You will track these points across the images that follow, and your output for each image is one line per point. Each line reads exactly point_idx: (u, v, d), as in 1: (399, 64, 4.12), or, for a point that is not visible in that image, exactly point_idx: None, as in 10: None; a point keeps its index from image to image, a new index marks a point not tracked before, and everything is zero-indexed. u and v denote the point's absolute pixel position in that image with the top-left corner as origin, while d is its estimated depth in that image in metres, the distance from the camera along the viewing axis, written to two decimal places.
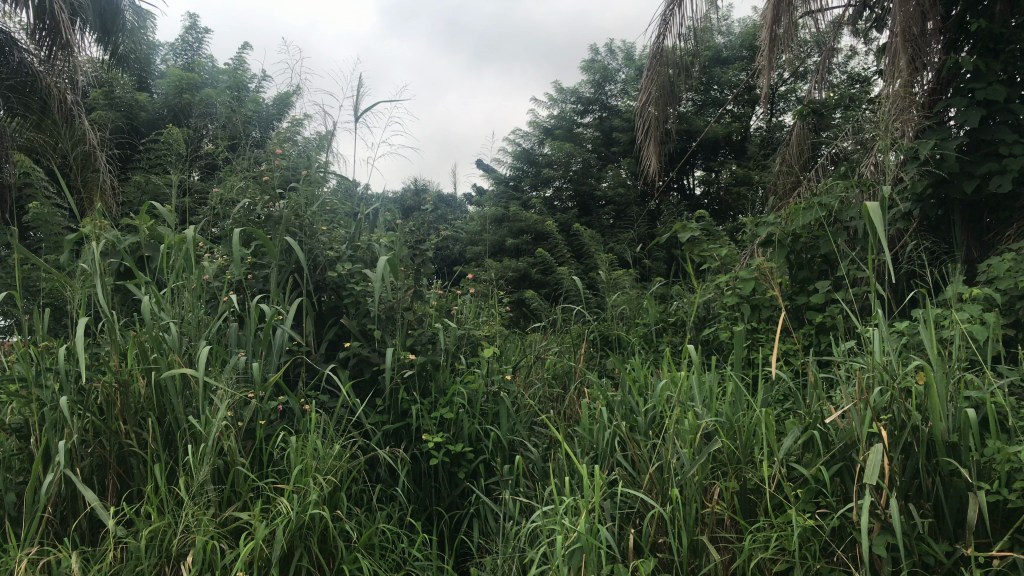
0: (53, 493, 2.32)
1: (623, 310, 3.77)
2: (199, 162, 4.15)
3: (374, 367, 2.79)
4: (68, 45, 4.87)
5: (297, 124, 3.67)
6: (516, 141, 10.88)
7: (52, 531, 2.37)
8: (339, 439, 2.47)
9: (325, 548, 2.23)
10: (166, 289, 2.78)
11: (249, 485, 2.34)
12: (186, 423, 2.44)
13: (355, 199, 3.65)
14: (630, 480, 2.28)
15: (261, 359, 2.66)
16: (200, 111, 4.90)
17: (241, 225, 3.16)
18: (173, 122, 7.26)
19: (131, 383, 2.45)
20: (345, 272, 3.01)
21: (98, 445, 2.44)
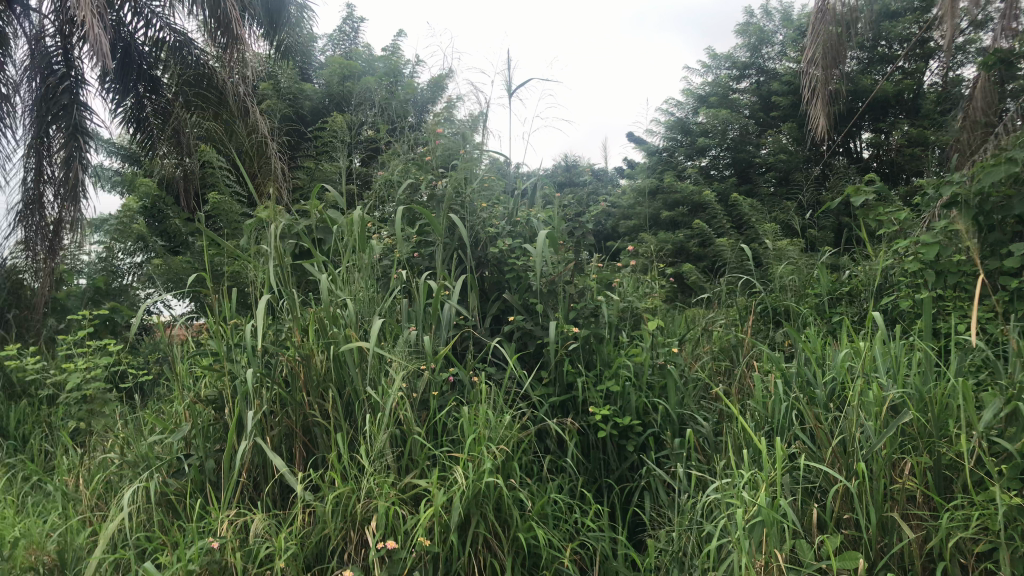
0: (247, 459, 2.49)
1: (792, 279, 3.61)
2: (363, 146, 4.28)
3: (539, 340, 2.81)
4: (238, 41, 5.12)
5: (454, 105, 3.71)
6: (669, 110, 10.66)
7: (248, 495, 2.54)
8: (509, 410, 2.51)
9: (501, 517, 2.27)
10: (340, 267, 2.91)
11: (426, 454, 2.42)
12: (364, 394, 2.55)
13: (513, 175, 3.66)
14: (811, 453, 2.18)
15: (432, 333, 2.73)
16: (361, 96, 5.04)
17: (406, 205, 3.25)
18: (336, 110, 7.55)
19: (312, 356, 2.59)
20: (506, 248, 3.03)
21: (285, 415, 2.59)
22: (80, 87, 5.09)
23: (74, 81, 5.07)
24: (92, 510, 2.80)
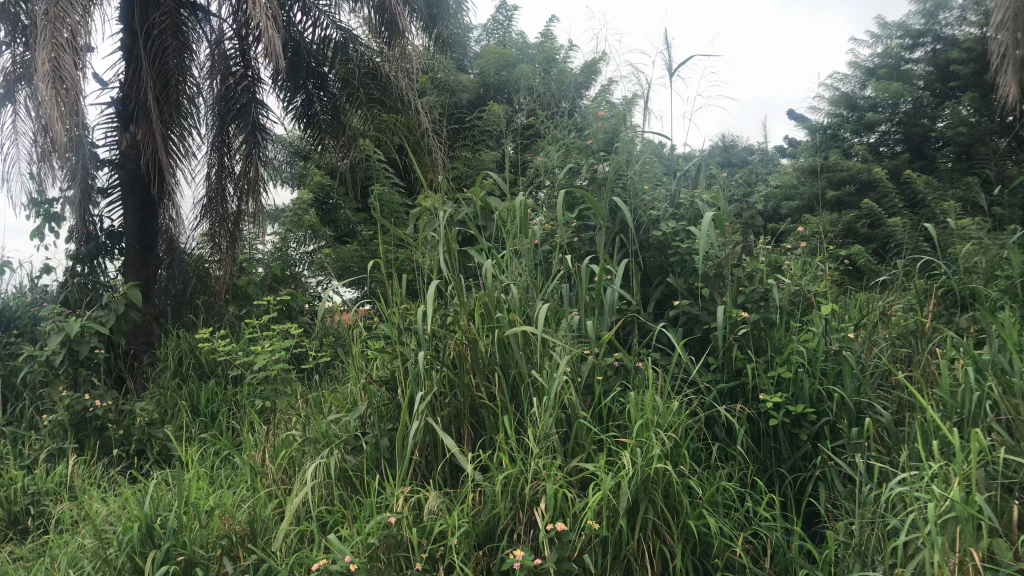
0: (419, 439, 2.59)
1: (980, 260, 3.36)
2: (522, 132, 4.32)
3: (705, 325, 2.75)
4: (402, 35, 5.27)
5: (613, 88, 3.68)
6: (834, 84, 10.15)
7: (420, 472, 2.65)
8: (676, 396, 2.47)
9: (670, 503, 2.25)
10: (503, 253, 2.95)
11: (592, 438, 2.43)
12: (529, 377, 2.58)
13: (675, 156, 3.59)
14: (1009, 448, 2.03)
15: (595, 317, 2.72)
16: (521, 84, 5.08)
17: (567, 190, 3.26)
18: (492, 98, 7.65)
19: (478, 340, 2.65)
20: (669, 230, 2.98)
21: (454, 397, 2.67)
22: (258, 86, 5.35)
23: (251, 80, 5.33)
24: (278, 483, 3.00)
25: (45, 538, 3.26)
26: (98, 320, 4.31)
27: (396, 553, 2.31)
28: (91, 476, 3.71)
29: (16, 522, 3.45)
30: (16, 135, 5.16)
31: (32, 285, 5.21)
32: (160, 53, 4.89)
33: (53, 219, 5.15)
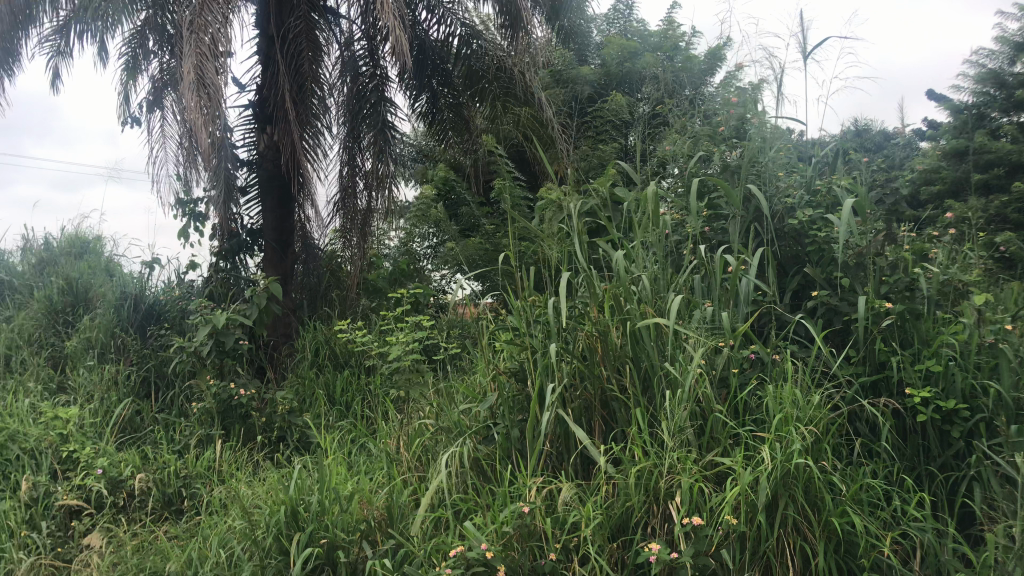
0: (550, 430, 2.61)
1: None
2: (648, 121, 4.27)
3: (846, 317, 2.65)
4: (525, 29, 5.29)
5: (743, 73, 3.59)
6: (977, 61, 9.59)
7: (552, 464, 2.67)
8: (816, 390, 2.40)
9: (811, 499, 2.18)
10: (633, 244, 2.93)
11: (728, 432, 2.38)
12: (662, 370, 2.55)
13: (809, 142, 3.47)
14: None
15: (729, 308, 2.67)
16: (649, 73, 5.01)
17: (698, 179, 3.20)
18: (615, 89, 7.59)
19: (609, 332, 2.65)
20: (806, 219, 2.89)
21: (584, 388, 2.66)
22: (386, 85, 5.48)
23: (380, 80, 5.47)
24: (412, 471, 3.09)
25: (197, 519, 3.46)
26: (241, 312, 4.54)
27: (530, 542, 2.34)
28: (238, 461, 3.91)
29: (170, 503, 3.68)
30: (163, 139, 5.47)
31: (180, 280, 5.54)
32: (294, 56, 5.08)
33: (197, 218, 5.45)
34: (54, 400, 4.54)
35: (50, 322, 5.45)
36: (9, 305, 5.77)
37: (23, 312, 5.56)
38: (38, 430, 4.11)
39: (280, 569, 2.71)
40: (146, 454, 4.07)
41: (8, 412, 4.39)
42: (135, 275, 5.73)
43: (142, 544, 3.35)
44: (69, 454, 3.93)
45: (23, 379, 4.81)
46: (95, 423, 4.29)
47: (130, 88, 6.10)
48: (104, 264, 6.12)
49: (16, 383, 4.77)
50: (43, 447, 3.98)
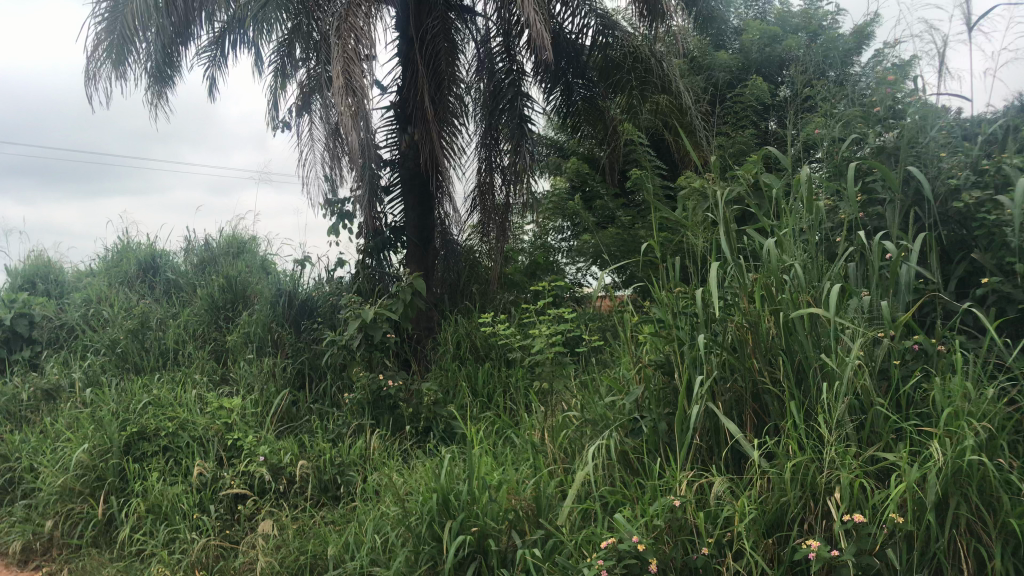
0: (700, 423, 2.58)
1: None
2: (794, 104, 4.11)
3: (1021, 305, 2.47)
4: (663, 16, 5.19)
5: (900, 49, 3.40)
6: None
7: (701, 458, 2.64)
8: (989, 383, 2.25)
9: (987, 499, 2.05)
10: (783, 232, 2.84)
11: (891, 426, 2.28)
12: (818, 361, 2.46)
13: (974, 118, 3.27)
14: None
15: (890, 298, 2.54)
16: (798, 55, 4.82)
17: (852, 163, 3.06)
18: (756, 74, 7.31)
19: (760, 322, 2.58)
20: (973, 201, 2.71)
21: (734, 381, 2.61)
22: (522, 80, 5.52)
23: (516, 75, 5.51)
24: (558, 461, 3.12)
25: (352, 505, 3.62)
26: (388, 308, 4.69)
27: (682, 537, 2.32)
28: (388, 450, 4.06)
29: (326, 489, 3.86)
30: (312, 142, 5.73)
31: (329, 277, 5.79)
32: (433, 56, 5.19)
33: (344, 217, 5.67)
34: (219, 391, 4.84)
35: (212, 318, 5.81)
36: (176, 302, 6.19)
37: (189, 309, 5.95)
38: (206, 419, 4.39)
39: (434, 555, 2.80)
40: (303, 442, 4.28)
41: (178, 402, 4.71)
42: (287, 273, 6.03)
43: (303, 528, 3.54)
44: (234, 442, 4.19)
45: (191, 372, 5.15)
46: (257, 413, 4.55)
47: (280, 94, 6.41)
48: (259, 263, 6.46)
49: (186, 375, 5.12)
50: (210, 435, 4.26)
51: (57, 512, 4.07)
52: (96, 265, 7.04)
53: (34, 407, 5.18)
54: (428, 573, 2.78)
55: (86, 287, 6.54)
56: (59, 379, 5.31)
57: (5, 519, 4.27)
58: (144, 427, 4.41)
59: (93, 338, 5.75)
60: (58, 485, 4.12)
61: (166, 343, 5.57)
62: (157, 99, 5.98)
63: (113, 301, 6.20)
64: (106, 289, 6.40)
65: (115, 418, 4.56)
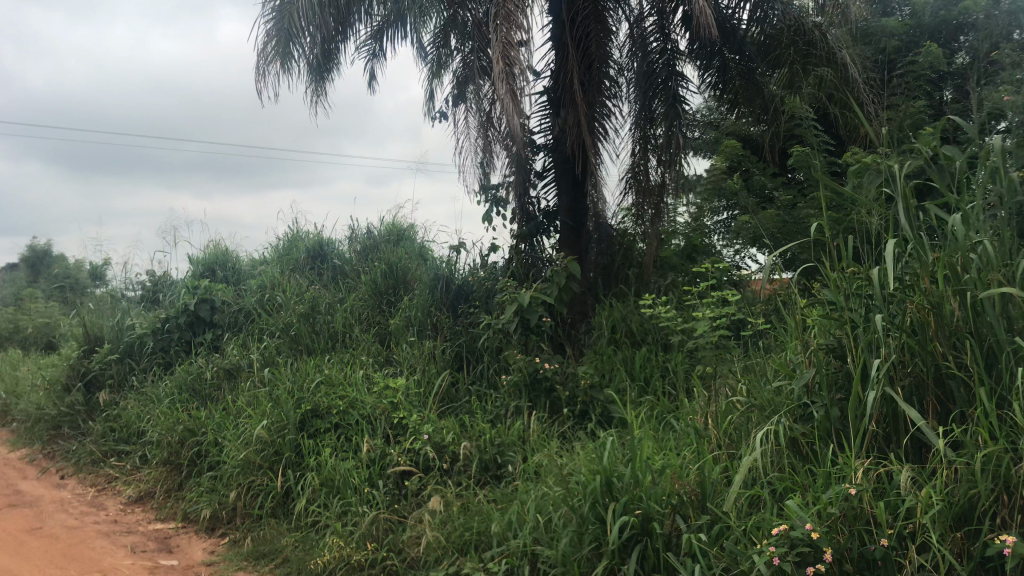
0: (877, 410, 2.46)
1: None
2: (979, 67, 3.80)
3: None
4: None
5: None
6: None
7: (879, 446, 2.52)
8: None
9: None
10: (969, 206, 2.64)
11: None
12: (1011, 346, 2.29)
13: None
14: None
15: None
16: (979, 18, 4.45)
17: None
18: (930, 39, 6.76)
19: (944, 304, 2.42)
20: None
21: (915, 366, 2.47)
22: (676, 59, 5.41)
23: (670, 54, 5.40)
24: (722, 447, 3.07)
25: (513, 485, 3.69)
26: (543, 291, 4.74)
27: (859, 527, 2.23)
28: (546, 432, 4.11)
29: (487, 469, 3.96)
30: (466, 130, 5.84)
31: (483, 263, 5.90)
32: (585, 39, 5.18)
33: (497, 204, 5.76)
34: (383, 372, 5.05)
35: (376, 303, 6.06)
36: (342, 288, 6.48)
37: (353, 294, 6.23)
38: (373, 399, 4.59)
39: (598, 536, 2.82)
40: (464, 423, 4.40)
41: (347, 382, 4.95)
42: (445, 258, 6.20)
43: (467, 505, 3.64)
44: (399, 420, 4.35)
45: (357, 354, 5.40)
46: (420, 393, 4.71)
47: (435, 85, 6.58)
48: (418, 249, 6.66)
49: (353, 357, 5.36)
50: (377, 413, 4.44)
51: (241, 483, 4.37)
52: (269, 254, 7.47)
53: (217, 385, 5.57)
54: (592, 554, 2.80)
55: (261, 274, 6.96)
56: (239, 359, 5.68)
57: (196, 488, 4.63)
58: (316, 406, 4.66)
59: (268, 322, 6.11)
60: (241, 458, 4.42)
61: (334, 327, 5.85)
62: (317, 94, 6.26)
63: (285, 287, 6.56)
64: (278, 276, 6.78)
65: (291, 397, 4.84)
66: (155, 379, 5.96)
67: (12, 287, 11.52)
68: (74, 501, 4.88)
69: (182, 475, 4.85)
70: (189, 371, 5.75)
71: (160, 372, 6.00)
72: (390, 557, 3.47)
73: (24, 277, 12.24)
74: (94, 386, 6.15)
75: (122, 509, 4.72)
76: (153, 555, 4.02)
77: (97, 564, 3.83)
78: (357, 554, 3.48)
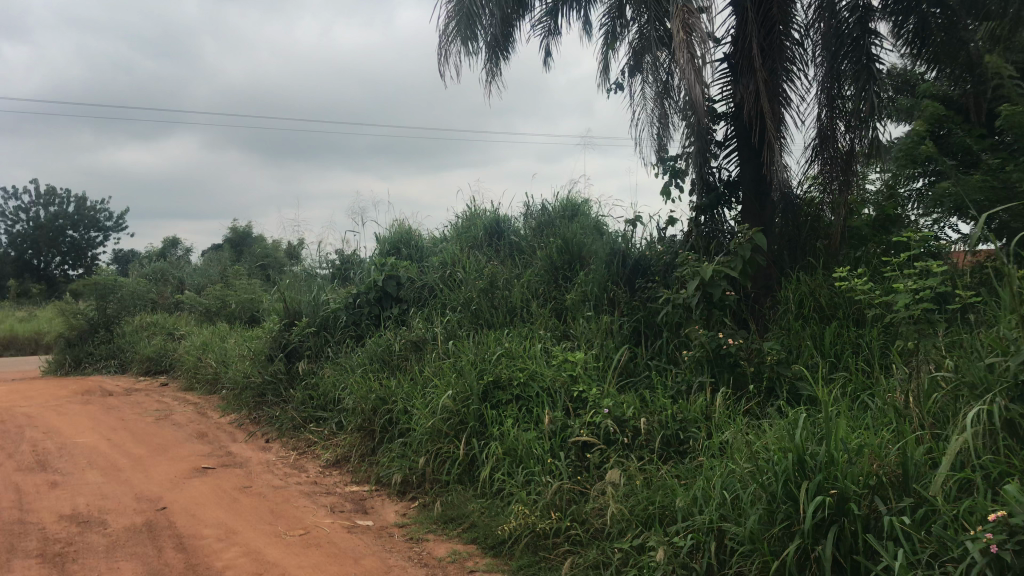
0: None
1: None
2: None
3: None
4: None
5: None
6: None
7: None
8: None
9: None
10: None
11: None
12: None
13: None
14: None
15: None
16: None
17: None
18: None
19: None
20: None
21: None
22: (870, 15, 5.07)
23: (862, 11, 5.07)
24: (926, 427, 2.90)
25: (697, 462, 3.65)
26: (727, 264, 4.62)
27: None
28: (729, 409, 4.03)
29: (669, 444, 3.93)
30: (643, 101, 5.75)
31: (660, 237, 5.83)
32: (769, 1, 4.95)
33: (676, 175, 5.66)
34: (562, 346, 5.11)
35: (552, 278, 6.12)
36: (519, 263, 6.59)
37: (531, 269, 6.32)
38: (553, 371, 4.65)
39: (790, 514, 2.73)
40: (644, 397, 4.38)
41: (527, 355, 5.05)
42: (621, 232, 6.16)
43: (650, 479, 3.63)
44: (579, 393, 4.39)
45: (536, 328, 5.48)
46: (599, 366, 4.73)
47: (610, 56, 6.51)
48: (593, 223, 6.66)
49: (531, 331, 5.46)
50: (557, 386, 4.51)
51: (429, 450, 4.57)
52: (449, 231, 7.71)
53: (405, 357, 5.83)
54: (785, 533, 2.73)
55: (443, 251, 7.20)
56: (424, 331, 5.93)
57: (388, 454, 4.89)
58: (498, 377, 4.79)
59: (450, 297, 6.32)
60: (428, 426, 4.62)
61: (512, 301, 5.98)
62: (493, 73, 6.37)
63: (465, 263, 6.75)
64: (458, 252, 6.98)
65: (474, 368, 5.00)
66: (348, 351, 6.31)
67: (220, 266, 12.52)
68: (279, 463, 5.29)
69: (374, 441, 5.13)
70: (378, 343, 6.06)
71: (352, 344, 6.36)
72: (573, 527, 3.52)
73: (228, 256, 13.27)
74: (294, 356, 6.61)
75: (321, 472, 5.07)
76: (350, 515, 4.29)
77: (302, 521, 4.14)
78: (542, 523, 3.57)
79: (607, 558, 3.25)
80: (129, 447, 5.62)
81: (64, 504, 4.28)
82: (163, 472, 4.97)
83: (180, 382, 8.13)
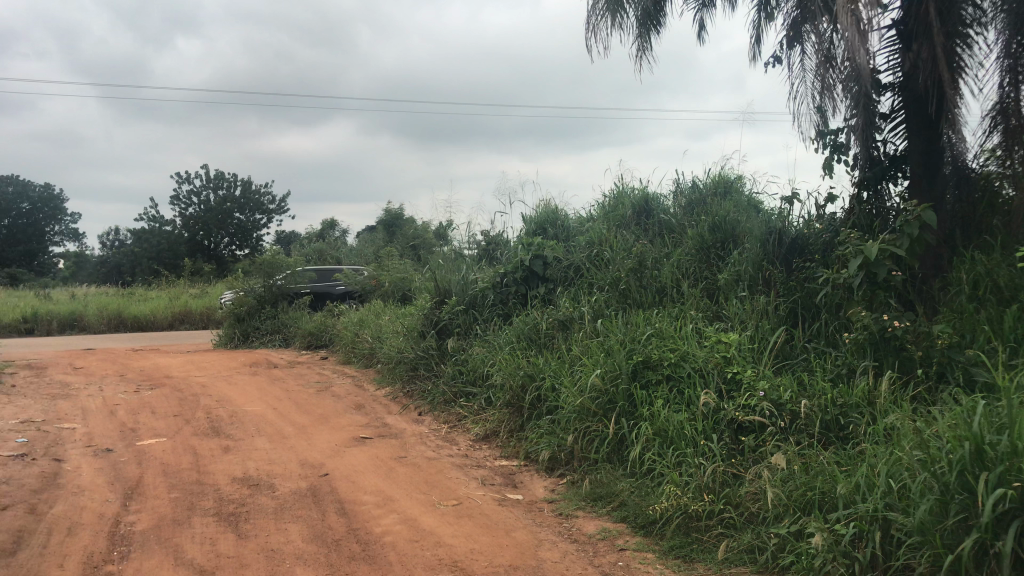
0: None
1: None
2: None
3: None
4: None
5: None
6: None
7: None
8: None
9: None
10: None
11: None
12: None
13: None
14: None
15: None
16: None
17: None
18: None
19: None
20: None
21: None
22: None
23: None
24: None
25: (860, 448, 3.50)
26: (893, 242, 4.36)
27: None
28: (895, 395, 3.83)
29: (829, 430, 3.78)
30: (804, 73, 5.51)
31: (818, 214, 5.58)
32: None
33: (838, 150, 5.39)
34: (715, 327, 5.00)
35: (704, 257, 5.99)
36: (667, 242, 6.49)
37: (680, 248, 6.21)
38: (705, 352, 4.55)
39: (967, 506, 2.58)
40: (802, 381, 4.23)
41: (677, 335, 4.97)
42: (777, 209, 5.94)
43: (809, 464, 3.51)
44: (733, 375, 4.28)
45: (686, 308, 5.39)
46: (754, 349, 4.59)
47: (766, 25, 6.25)
48: (747, 201, 6.46)
49: (682, 311, 5.37)
50: (710, 367, 4.41)
51: (577, 428, 4.59)
52: (596, 211, 7.69)
53: (552, 336, 5.88)
54: (961, 527, 2.58)
55: (590, 231, 7.20)
56: (571, 311, 5.95)
57: (537, 430, 4.95)
58: (648, 356, 4.74)
59: (597, 276, 6.31)
60: (576, 404, 4.64)
61: (662, 281, 5.91)
62: (642, 48, 6.27)
63: (612, 242, 6.72)
64: (606, 232, 6.95)
65: (623, 347, 4.98)
66: (496, 329, 6.43)
67: (375, 246, 13.03)
68: (431, 435, 5.47)
69: (523, 417, 5.22)
70: (526, 322, 6.13)
71: (501, 323, 6.47)
72: (727, 510, 3.46)
73: (383, 237, 13.79)
74: (445, 333, 6.79)
75: (472, 445, 5.21)
76: (501, 488, 4.39)
77: (454, 492, 4.26)
78: (695, 505, 3.52)
79: (762, 543, 3.19)
80: (293, 416, 5.96)
81: (236, 468, 4.59)
82: (324, 441, 5.24)
83: (338, 356, 8.54)
